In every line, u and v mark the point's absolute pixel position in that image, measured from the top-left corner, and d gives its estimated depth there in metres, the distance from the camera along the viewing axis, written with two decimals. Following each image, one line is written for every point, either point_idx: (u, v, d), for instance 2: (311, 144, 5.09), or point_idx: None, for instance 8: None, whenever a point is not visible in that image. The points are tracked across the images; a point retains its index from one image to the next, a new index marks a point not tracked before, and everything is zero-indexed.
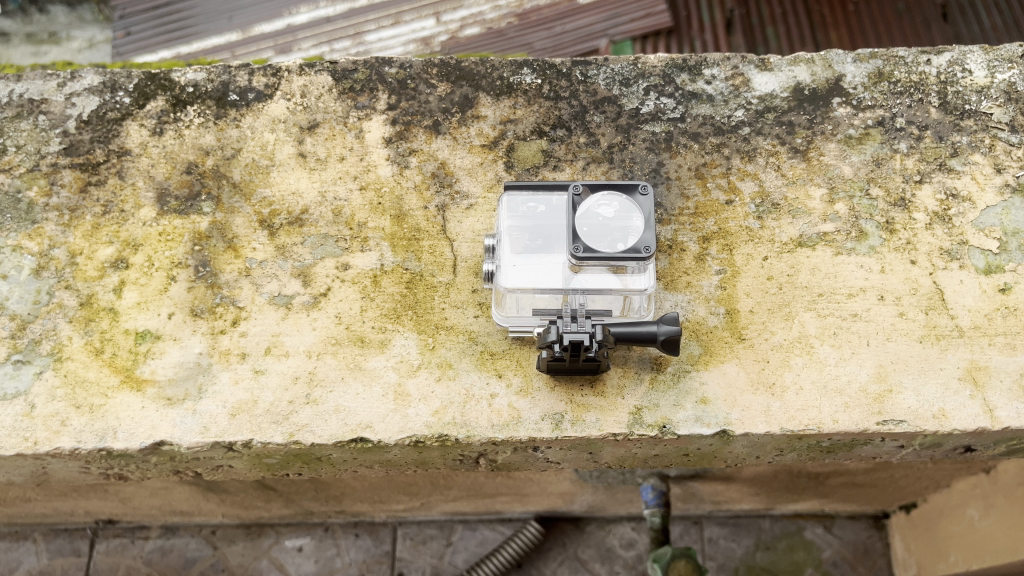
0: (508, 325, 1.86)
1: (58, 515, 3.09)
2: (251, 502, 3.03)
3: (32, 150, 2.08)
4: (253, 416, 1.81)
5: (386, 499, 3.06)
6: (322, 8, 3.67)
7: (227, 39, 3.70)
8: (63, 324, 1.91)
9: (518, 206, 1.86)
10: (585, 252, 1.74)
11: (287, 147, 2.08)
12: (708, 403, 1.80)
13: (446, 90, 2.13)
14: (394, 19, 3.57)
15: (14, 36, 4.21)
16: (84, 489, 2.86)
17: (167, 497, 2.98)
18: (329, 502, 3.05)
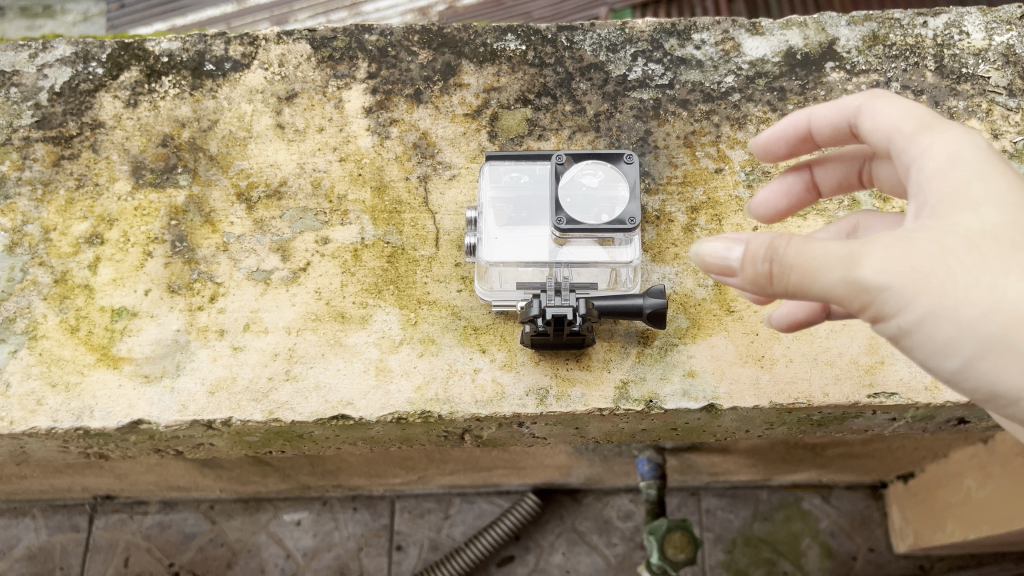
0: (492, 300, 1.80)
1: (52, 492, 3.06)
2: (247, 478, 2.99)
3: (4, 124, 2.04)
4: (232, 394, 1.78)
5: (382, 472, 3.02)
6: None
7: (222, 10, 3.60)
8: (38, 302, 1.87)
9: (501, 175, 1.80)
10: (568, 222, 1.69)
11: (265, 118, 2.03)
12: (695, 376, 1.76)
13: (428, 57, 2.07)
14: None
15: (7, 8, 4.09)
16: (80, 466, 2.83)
17: (163, 474, 2.93)
18: (325, 477, 3.01)
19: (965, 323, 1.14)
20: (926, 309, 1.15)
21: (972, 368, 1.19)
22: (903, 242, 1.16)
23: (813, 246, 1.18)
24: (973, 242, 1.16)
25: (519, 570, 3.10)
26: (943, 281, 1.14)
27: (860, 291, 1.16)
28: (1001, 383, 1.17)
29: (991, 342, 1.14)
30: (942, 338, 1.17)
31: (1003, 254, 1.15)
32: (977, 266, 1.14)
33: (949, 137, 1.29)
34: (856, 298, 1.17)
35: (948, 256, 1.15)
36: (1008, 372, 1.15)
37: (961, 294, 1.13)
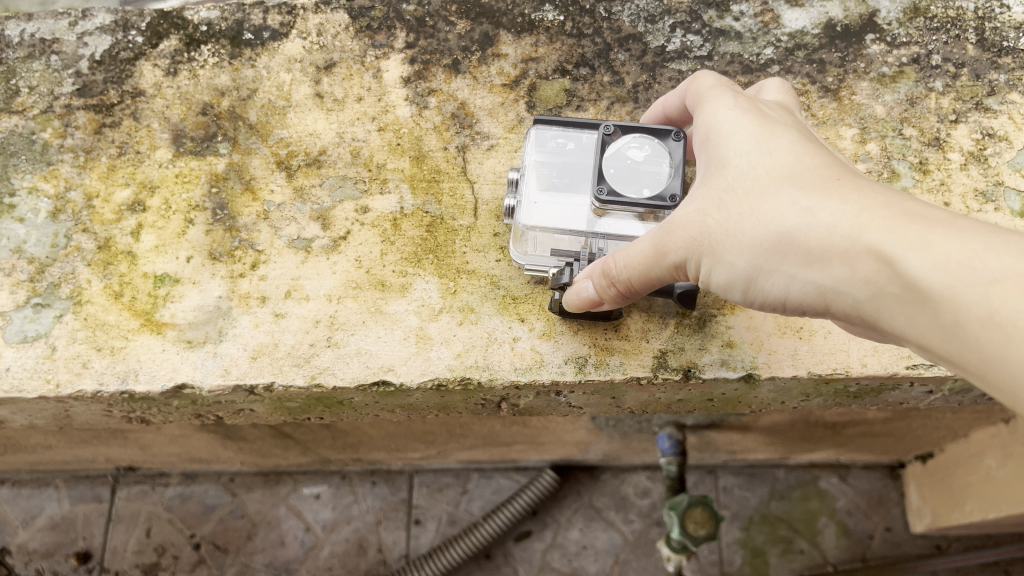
0: (525, 264, 1.82)
1: (79, 463, 3.09)
2: (268, 450, 2.98)
3: (44, 91, 2.06)
4: (274, 359, 1.80)
5: (402, 448, 3.00)
6: None
7: None
8: (82, 267, 1.90)
9: (548, 141, 1.80)
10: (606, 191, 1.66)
11: (304, 88, 2.04)
12: (734, 347, 1.77)
13: (466, 27, 2.07)
14: None
15: None
16: (105, 437, 2.78)
17: (187, 445, 2.91)
18: (346, 450, 3.00)
19: (735, 269, 1.35)
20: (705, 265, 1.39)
21: (759, 293, 1.37)
22: (675, 217, 1.41)
23: (626, 253, 1.45)
24: (722, 196, 1.37)
25: (537, 545, 3.13)
26: (709, 242, 1.37)
27: (657, 271, 1.44)
28: (779, 297, 1.34)
29: (755, 272, 1.33)
30: (724, 281, 1.39)
31: (740, 199, 1.35)
32: (725, 217, 1.35)
33: (712, 108, 1.50)
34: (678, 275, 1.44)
35: (705, 214, 1.37)
36: (780, 290, 1.32)
37: (719, 245, 1.36)
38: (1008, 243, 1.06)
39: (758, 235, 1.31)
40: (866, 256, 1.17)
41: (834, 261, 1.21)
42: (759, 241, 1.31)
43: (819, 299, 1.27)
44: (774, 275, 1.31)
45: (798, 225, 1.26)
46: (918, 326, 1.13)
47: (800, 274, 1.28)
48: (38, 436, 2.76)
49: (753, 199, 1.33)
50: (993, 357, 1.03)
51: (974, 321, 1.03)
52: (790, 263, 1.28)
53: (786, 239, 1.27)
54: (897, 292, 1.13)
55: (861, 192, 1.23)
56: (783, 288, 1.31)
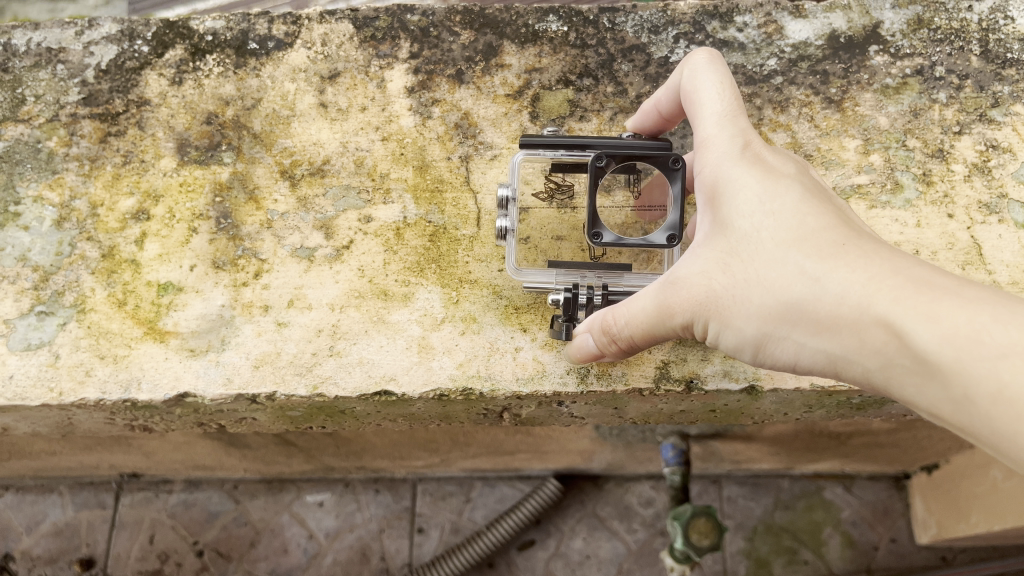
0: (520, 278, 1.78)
1: (81, 470, 3.10)
2: (272, 457, 2.97)
3: (51, 100, 2.07)
4: (276, 368, 1.80)
5: (406, 456, 2.99)
6: None
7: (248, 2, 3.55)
8: (86, 276, 1.90)
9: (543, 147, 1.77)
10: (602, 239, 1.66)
11: (308, 97, 2.04)
12: (737, 357, 1.76)
13: (470, 37, 2.08)
14: None
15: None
16: (108, 443, 2.78)
17: (189, 452, 2.91)
18: (349, 458, 2.99)
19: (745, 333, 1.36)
20: (715, 329, 1.40)
21: (771, 355, 1.37)
22: (681, 281, 1.41)
23: (627, 313, 1.48)
24: (728, 259, 1.37)
25: (540, 554, 3.12)
26: (717, 306, 1.37)
27: (664, 334, 1.45)
28: (790, 360, 1.34)
29: (765, 336, 1.34)
30: (735, 343, 1.39)
31: (746, 263, 1.34)
32: (732, 283, 1.35)
33: (712, 158, 1.47)
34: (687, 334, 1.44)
35: (711, 280, 1.38)
36: (790, 354, 1.33)
37: (728, 310, 1.36)
38: (1014, 314, 1.05)
39: (766, 303, 1.31)
40: (873, 327, 1.16)
41: (843, 331, 1.21)
42: (768, 307, 1.31)
43: (830, 365, 1.27)
44: (784, 340, 1.32)
45: (805, 294, 1.25)
46: (929, 397, 1.12)
47: (809, 339, 1.28)
48: (40, 443, 2.76)
49: (757, 265, 1.33)
50: (999, 434, 1.03)
51: (981, 398, 1.03)
52: (799, 330, 1.28)
53: (794, 307, 1.28)
54: (906, 362, 1.13)
55: (864, 258, 1.22)
56: (793, 353, 1.32)
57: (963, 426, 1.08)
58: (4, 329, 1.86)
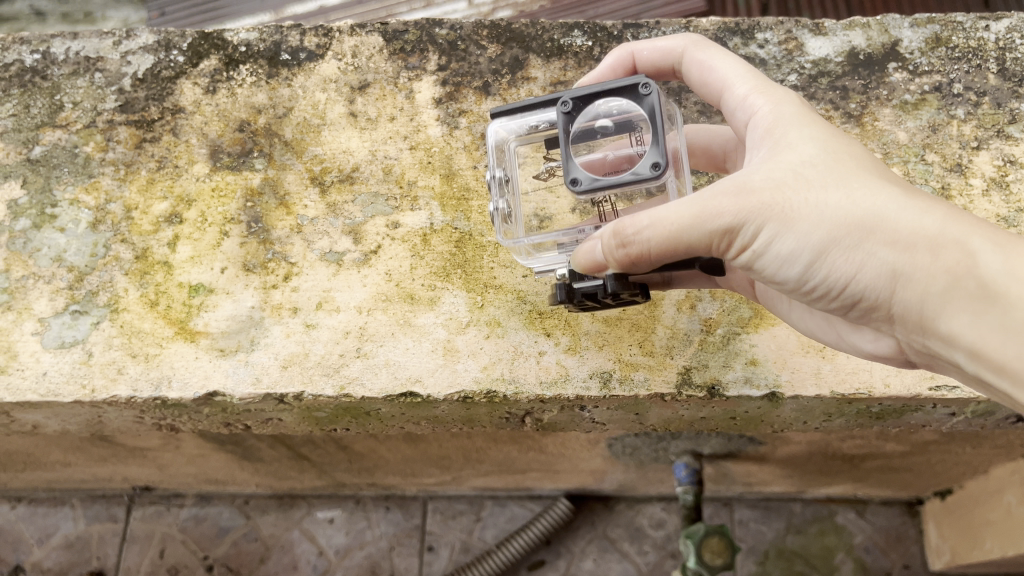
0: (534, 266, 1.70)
1: (95, 482, 3.13)
2: (285, 472, 2.99)
3: (88, 107, 2.13)
4: (304, 369, 1.84)
5: (417, 473, 3.00)
6: None
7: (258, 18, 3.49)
8: (119, 277, 1.95)
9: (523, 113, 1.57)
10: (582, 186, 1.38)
11: (338, 107, 2.10)
12: (757, 365, 1.79)
13: (496, 51, 2.13)
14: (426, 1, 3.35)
15: (48, 15, 3.85)
16: (123, 455, 2.79)
17: (203, 466, 2.93)
18: (361, 475, 3.02)
19: (805, 241, 1.37)
20: (773, 231, 1.38)
21: (818, 269, 1.40)
22: (743, 180, 1.40)
23: (658, 212, 1.38)
24: (799, 169, 1.39)
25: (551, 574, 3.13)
26: (782, 209, 1.37)
27: (713, 233, 1.39)
28: (841, 276, 1.39)
29: (826, 247, 1.37)
30: (788, 251, 1.39)
31: (819, 176, 1.38)
32: (805, 192, 1.37)
33: (760, 99, 1.53)
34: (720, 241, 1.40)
35: (782, 183, 1.38)
36: (841, 270, 1.38)
37: (796, 213, 1.37)
38: None
39: (841, 211, 1.36)
40: (956, 253, 1.29)
41: (920, 251, 1.32)
42: (840, 219, 1.36)
43: (887, 283, 1.36)
44: (845, 251, 1.36)
45: (886, 212, 1.34)
46: (985, 327, 1.27)
47: (874, 256, 1.35)
48: (57, 452, 2.77)
49: (837, 177, 1.38)
50: None
51: None
52: (867, 244, 1.35)
53: (871, 221, 1.34)
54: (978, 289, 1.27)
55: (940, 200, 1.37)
56: (851, 266, 1.37)
57: (1010, 359, 1.24)
58: (39, 327, 1.91)
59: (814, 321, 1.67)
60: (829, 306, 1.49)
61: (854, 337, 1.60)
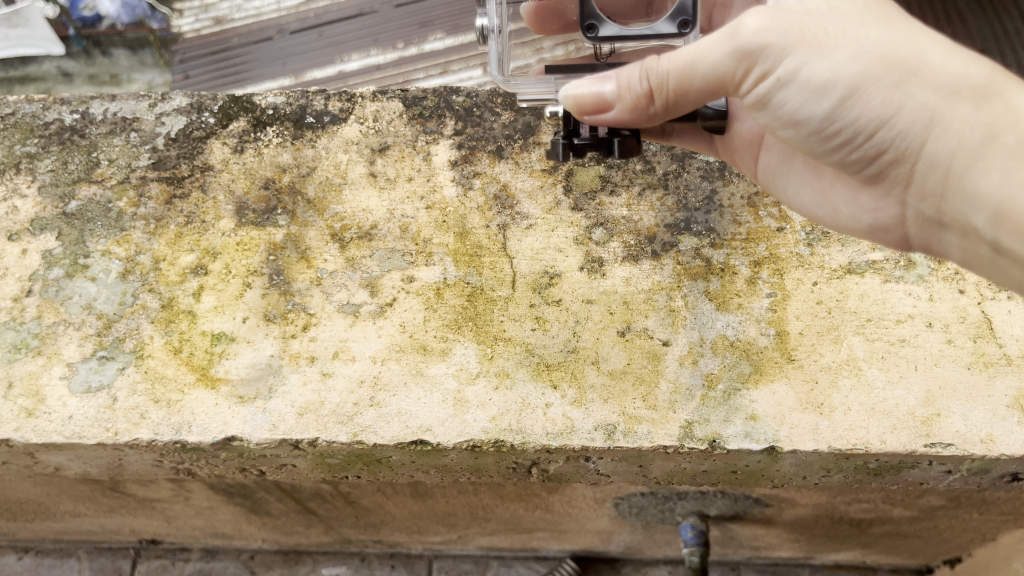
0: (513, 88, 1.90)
1: (103, 534, 3.17)
2: (291, 527, 3.03)
3: (123, 164, 2.26)
4: (319, 416, 1.90)
5: (423, 530, 3.03)
6: (373, 56, 4.03)
7: (280, 82, 4.06)
8: (146, 324, 2.04)
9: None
10: (596, 31, 1.79)
11: (359, 168, 2.21)
12: (757, 420, 1.85)
13: (510, 118, 2.25)
14: (441, 67, 3.95)
15: (74, 76, 4.60)
16: (132, 506, 2.84)
17: (210, 519, 2.97)
18: (367, 531, 3.05)
19: (838, 65, 1.53)
20: (804, 57, 1.54)
21: (851, 104, 1.58)
22: (789, 10, 1.56)
23: (684, 53, 1.60)
24: (841, 6, 1.56)
25: None
26: (821, 37, 1.53)
27: (748, 60, 1.56)
28: (874, 113, 1.58)
29: (860, 81, 1.54)
30: (823, 79, 1.56)
31: (860, 12, 1.55)
32: (846, 24, 1.54)
33: None
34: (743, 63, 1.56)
35: (824, 14, 1.55)
36: (871, 103, 1.56)
37: (833, 43, 1.53)
38: None
39: (885, 47, 1.52)
40: (993, 105, 1.50)
41: (960, 99, 1.51)
42: (879, 52, 1.52)
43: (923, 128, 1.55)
44: (884, 88, 1.54)
45: (928, 58, 1.52)
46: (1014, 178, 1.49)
47: (913, 98, 1.53)
48: (67, 502, 2.83)
49: (881, 15, 1.55)
50: None
51: None
52: (905, 85, 1.53)
53: (914, 63, 1.52)
54: (1011, 142, 1.48)
55: (975, 55, 1.56)
56: (888, 104, 1.55)
57: None
58: (67, 372, 1.99)
59: (814, 192, 1.98)
60: (850, 150, 1.71)
61: (858, 205, 1.88)
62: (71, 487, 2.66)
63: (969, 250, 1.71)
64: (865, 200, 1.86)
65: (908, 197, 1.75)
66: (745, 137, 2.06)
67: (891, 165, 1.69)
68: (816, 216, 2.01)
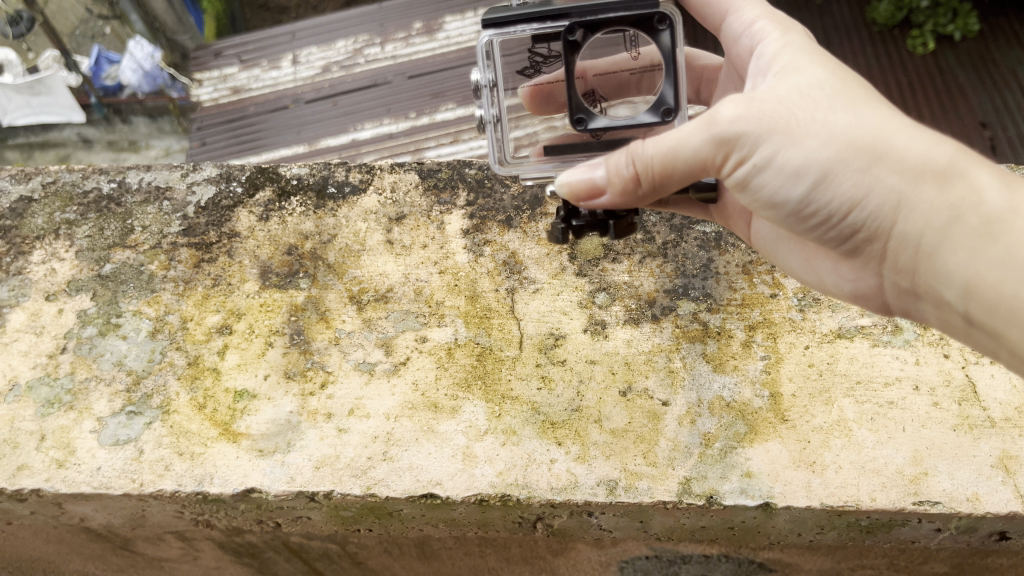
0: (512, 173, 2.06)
1: None
2: None
3: (155, 230, 2.41)
4: (335, 470, 2.00)
5: None
6: (389, 137, 5.59)
7: (293, 148, 6.18)
8: (172, 381, 2.15)
9: (516, 46, 1.93)
10: (584, 125, 1.98)
11: (377, 235, 2.35)
12: (752, 476, 1.94)
13: (519, 190, 2.41)
14: (456, 156, 5.65)
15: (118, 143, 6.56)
16: (140, 565, 2.90)
17: None
18: None
19: (809, 150, 1.70)
20: (778, 144, 1.71)
21: (824, 186, 1.74)
22: (762, 99, 1.74)
23: (666, 138, 1.78)
24: (813, 93, 1.73)
25: None
26: (793, 124, 1.70)
27: (726, 145, 1.74)
28: (846, 193, 1.73)
29: (831, 164, 1.70)
30: (797, 163, 1.73)
31: (830, 98, 1.71)
32: (817, 111, 1.70)
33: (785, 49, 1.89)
34: (721, 148, 1.75)
35: (796, 101, 1.72)
36: (843, 184, 1.72)
37: (804, 129, 1.70)
38: None
39: (853, 132, 1.67)
40: (957, 186, 1.63)
41: (924, 180, 1.66)
42: (846, 137, 1.68)
43: (891, 206, 1.69)
44: (854, 171, 1.69)
45: (895, 141, 1.67)
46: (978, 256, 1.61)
47: (881, 181, 1.68)
48: (77, 560, 2.89)
49: (849, 102, 1.71)
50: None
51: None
52: (873, 167, 1.68)
53: (881, 147, 1.67)
54: (974, 222, 1.62)
55: (941, 138, 1.70)
56: (859, 186, 1.70)
57: (994, 284, 1.60)
58: (97, 426, 2.09)
59: (799, 260, 2.12)
60: (829, 226, 1.86)
61: (841, 272, 2.02)
62: (82, 546, 2.73)
63: (943, 320, 1.84)
64: (845, 271, 2.00)
65: (884, 270, 1.88)
66: (737, 207, 2.22)
67: (866, 241, 1.84)
68: (803, 281, 2.15)
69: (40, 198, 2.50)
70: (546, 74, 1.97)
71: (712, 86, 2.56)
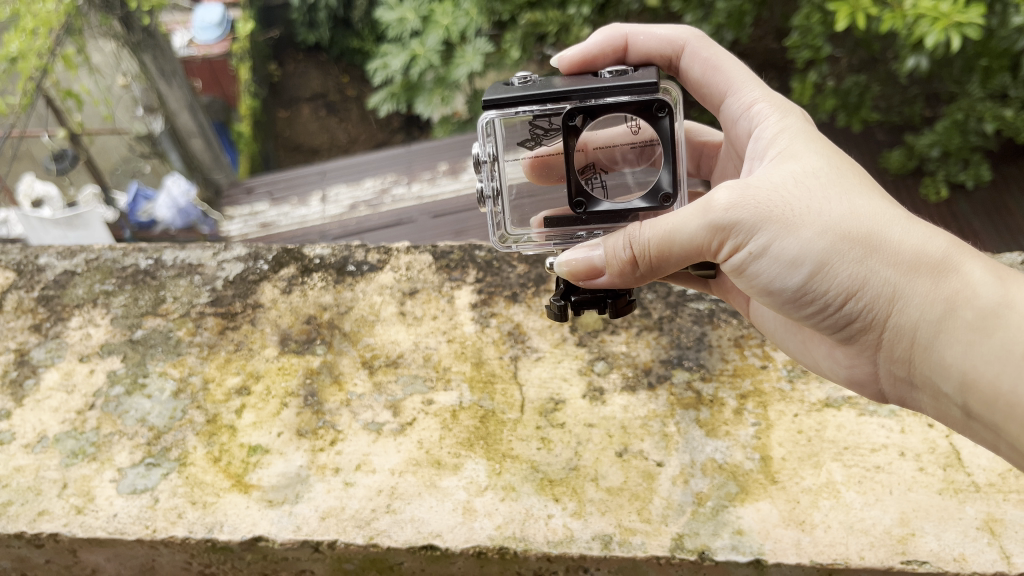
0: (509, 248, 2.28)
1: None
2: None
3: (185, 300, 2.59)
4: (339, 520, 2.05)
5: None
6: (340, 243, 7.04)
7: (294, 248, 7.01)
8: (190, 436, 2.27)
9: (516, 122, 2.12)
10: (585, 208, 2.15)
11: (390, 307, 2.53)
12: (743, 534, 1.98)
13: (525, 269, 2.59)
14: None
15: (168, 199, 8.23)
16: None
17: None
18: None
19: (805, 239, 1.87)
20: (775, 232, 1.88)
21: (821, 273, 1.90)
22: (758, 187, 1.91)
23: (666, 224, 1.95)
24: (808, 183, 1.90)
25: None
26: (791, 214, 1.87)
27: (722, 233, 1.92)
28: (844, 284, 1.89)
29: (826, 251, 1.87)
30: (794, 252, 1.89)
31: (825, 186, 1.89)
32: (811, 200, 1.88)
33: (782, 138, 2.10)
34: (719, 233, 1.92)
35: (791, 189, 1.90)
36: (838, 271, 1.88)
37: (800, 219, 1.87)
38: None
39: (848, 224, 1.85)
40: (951, 281, 1.80)
41: (918, 272, 1.82)
42: (840, 226, 1.85)
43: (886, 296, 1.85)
44: (850, 261, 1.86)
45: (889, 233, 1.84)
46: (974, 350, 1.77)
47: (875, 273, 1.85)
48: None
49: (844, 192, 1.88)
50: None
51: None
52: (867, 256, 1.84)
53: (875, 239, 1.84)
54: (969, 316, 1.77)
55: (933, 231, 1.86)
56: (855, 277, 1.86)
57: (990, 377, 1.75)
58: (117, 475, 2.20)
59: (796, 343, 2.27)
60: (825, 313, 2.00)
61: (837, 354, 2.15)
62: None
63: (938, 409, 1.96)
64: (840, 356, 2.14)
65: (879, 357, 2.03)
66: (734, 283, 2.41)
67: (862, 330, 1.99)
68: (801, 360, 2.28)
69: (82, 272, 2.70)
70: (546, 147, 2.17)
71: (710, 161, 2.85)
